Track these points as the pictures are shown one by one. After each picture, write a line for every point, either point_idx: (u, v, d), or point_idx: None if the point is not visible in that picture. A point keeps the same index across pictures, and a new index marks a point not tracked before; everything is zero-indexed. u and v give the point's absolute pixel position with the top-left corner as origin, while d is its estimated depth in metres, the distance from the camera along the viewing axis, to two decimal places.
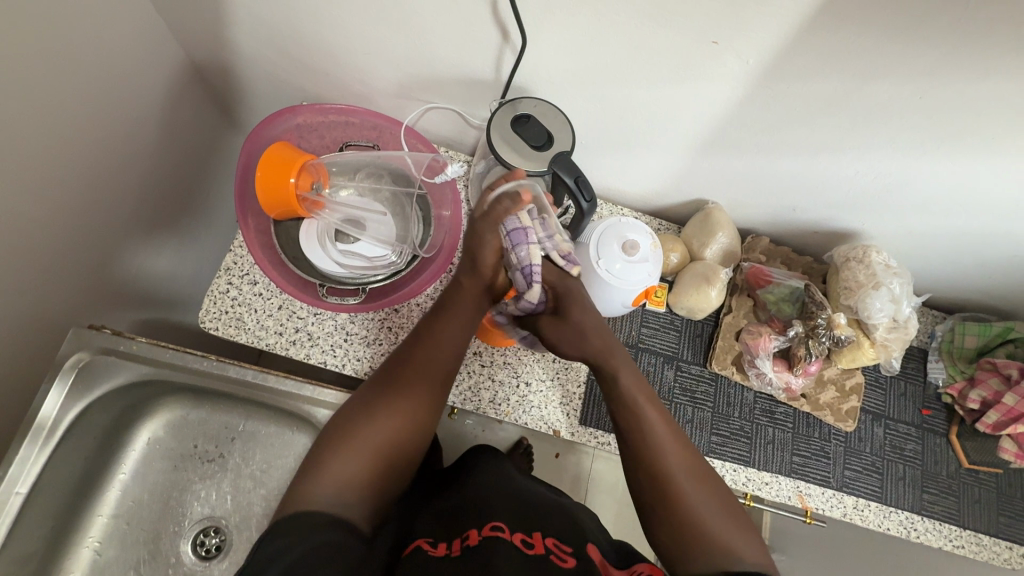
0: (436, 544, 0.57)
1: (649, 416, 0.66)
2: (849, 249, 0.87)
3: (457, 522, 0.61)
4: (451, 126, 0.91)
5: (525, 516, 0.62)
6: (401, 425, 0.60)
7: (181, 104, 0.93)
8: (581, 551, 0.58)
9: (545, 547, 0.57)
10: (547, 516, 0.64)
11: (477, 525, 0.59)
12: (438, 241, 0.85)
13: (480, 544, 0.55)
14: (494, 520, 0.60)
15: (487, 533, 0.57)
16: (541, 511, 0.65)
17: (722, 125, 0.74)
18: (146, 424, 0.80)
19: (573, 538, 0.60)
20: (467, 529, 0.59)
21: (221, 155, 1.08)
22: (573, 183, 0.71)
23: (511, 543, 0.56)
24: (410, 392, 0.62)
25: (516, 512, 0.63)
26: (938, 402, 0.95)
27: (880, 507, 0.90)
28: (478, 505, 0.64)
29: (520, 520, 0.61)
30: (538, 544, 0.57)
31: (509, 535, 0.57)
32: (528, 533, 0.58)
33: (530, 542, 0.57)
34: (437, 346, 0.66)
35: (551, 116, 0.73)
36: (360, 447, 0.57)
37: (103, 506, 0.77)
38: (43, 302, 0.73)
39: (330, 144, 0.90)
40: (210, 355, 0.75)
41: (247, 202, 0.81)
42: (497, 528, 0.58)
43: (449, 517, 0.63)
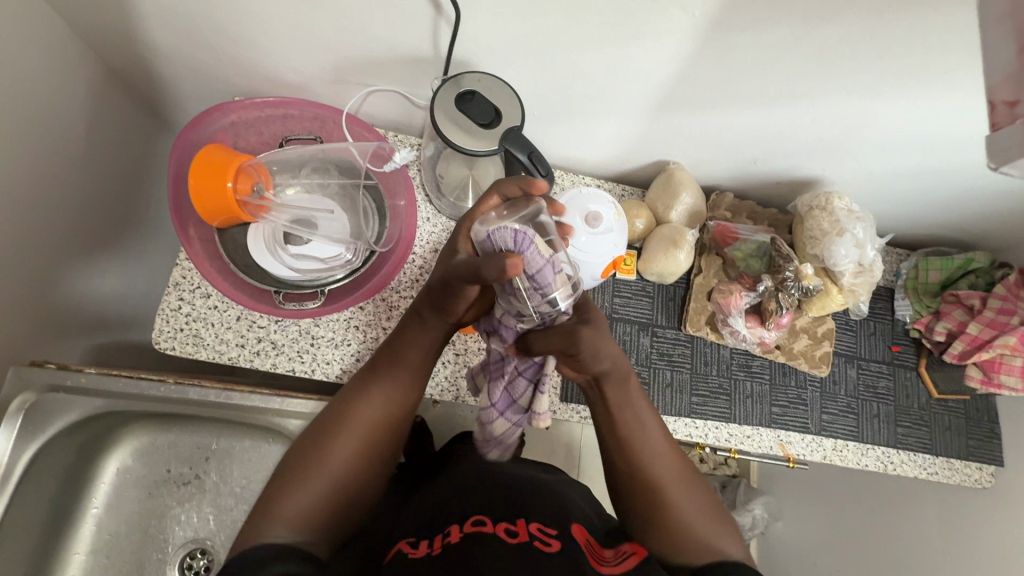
0: (417, 544, 0.56)
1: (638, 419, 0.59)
2: (812, 197, 0.86)
3: (442, 519, 0.60)
4: (397, 109, 0.87)
5: (509, 505, 0.61)
6: (355, 456, 0.57)
7: (103, 112, 0.85)
8: (565, 534, 0.57)
9: (528, 535, 0.55)
10: (531, 502, 0.63)
11: (459, 521, 0.58)
12: (394, 234, 0.82)
13: (463, 538, 0.54)
14: (476, 515, 0.59)
15: (469, 529, 0.56)
16: (527, 498, 0.64)
17: (675, 82, 0.71)
18: (113, 454, 0.76)
19: (558, 522, 0.59)
20: (448, 526, 0.58)
21: (156, 159, 1.01)
22: (528, 159, 0.67)
23: (494, 534, 0.55)
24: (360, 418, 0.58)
25: (501, 503, 0.62)
26: (906, 337, 0.98)
27: (857, 446, 0.93)
28: (462, 498, 0.63)
29: (504, 509, 0.60)
30: (522, 531, 0.56)
31: (492, 528, 0.56)
32: (512, 522, 0.57)
33: (513, 530, 0.56)
34: (407, 364, 0.61)
35: (495, 89, 0.69)
36: (320, 478, 0.54)
37: (77, 543, 0.73)
38: None
39: (269, 140, 0.84)
40: (167, 379, 0.70)
41: (185, 214, 0.76)
42: (481, 521, 0.57)
43: (434, 515, 0.61)
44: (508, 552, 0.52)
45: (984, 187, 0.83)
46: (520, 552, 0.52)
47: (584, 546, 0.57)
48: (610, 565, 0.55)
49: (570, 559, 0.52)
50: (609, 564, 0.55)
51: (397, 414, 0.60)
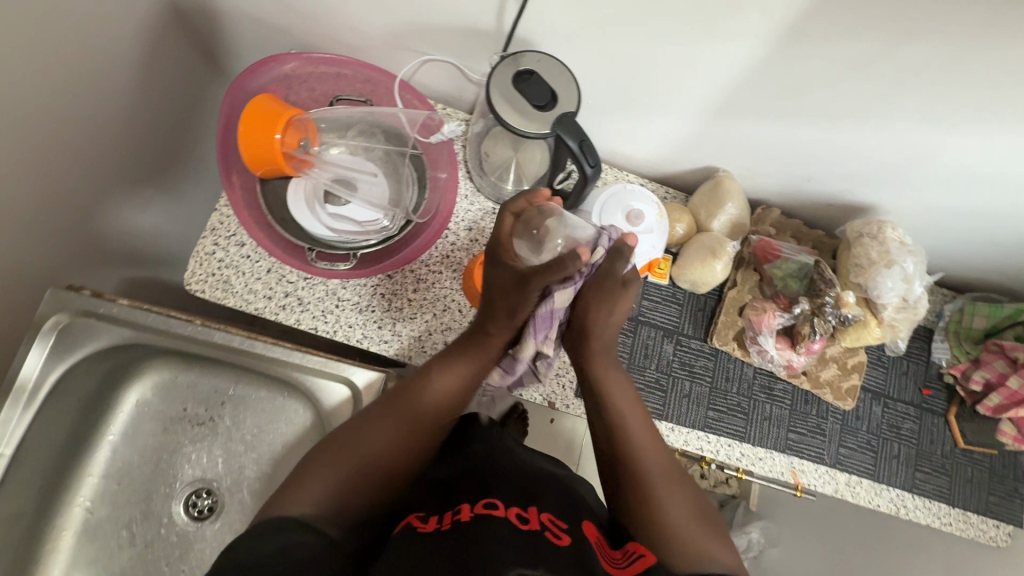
0: (426, 519, 0.56)
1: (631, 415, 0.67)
2: (862, 225, 0.83)
3: (453, 495, 0.59)
4: (450, 82, 0.86)
5: (521, 489, 0.60)
6: (390, 450, 0.62)
7: (162, 50, 0.86)
8: (575, 530, 0.57)
9: (539, 524, 0.55)
10: (545, 491, 0.62)
11: (471, 500, 0.57)
12: (433, 206, 0.81)
13: (470, 519, 0.53)
14: (489, 496, 0.58)
15: (480, 510, 0.55)
16: (542, 487, 0.62)
17: (740, 86, 0.69)
18: (133, 386, 0.77)
19: (568, 516, 0.59)
20: (458, 503, 0.57)
21: (207, 105, 1.02)
22: (579, 148, 0.67)
23: (505, 520, 0.54)
24: (402, 417, 0.65)
25: (515, 487, 0.61)
26: (939, 382, 0.94)
27: (871, 484, 0.90)
28: (472, 476, 0.62)
29: (517, 494, 0.59)
30: (533, 519, 0.55)
31: (504, 512, 0.55)
32: (524, 509, 0.56)
33: (524, 517, 0.55)
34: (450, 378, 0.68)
35: (555, 71, 0.67)
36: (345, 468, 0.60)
37: (92, 467, 0.75)
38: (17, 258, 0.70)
39: (319, 98, 0.83)
40: (195, 319, 0.71)
41: (231, 161, 0.76)
42: (492, 504, 0.56)
43: (447, 488, 0.61)
44: (520, 541, 0.51)
45: None
46: (532, 541, 0.51)
47: (596, 546, 0.57)
48: (620, 566, 0.54)
49: (578, 558, 0.52)
50: (620, 565, 0.55)
51: (435, 417, 0.66)
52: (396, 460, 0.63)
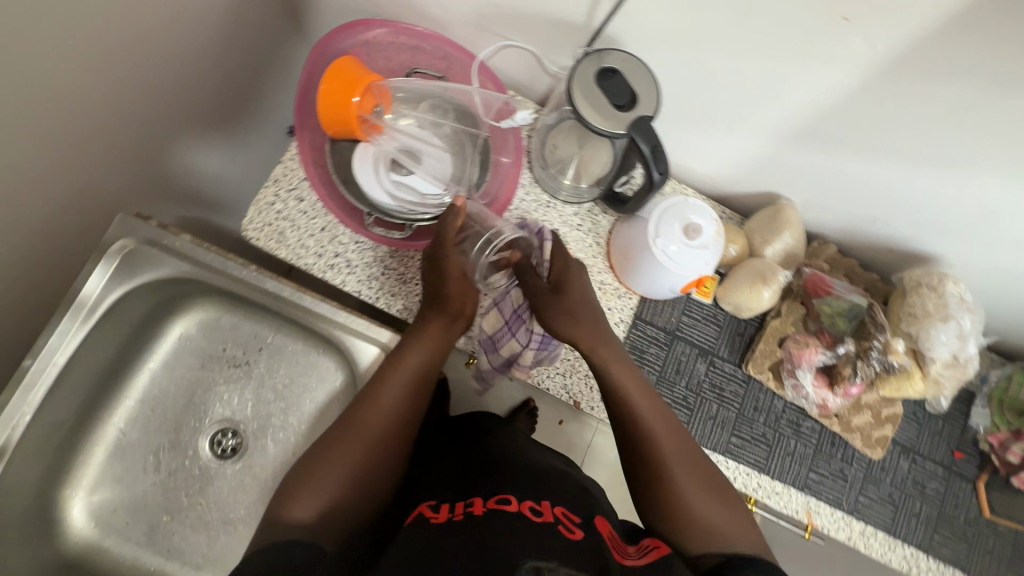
0: (438, 510, 0.58)
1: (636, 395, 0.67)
2: (923, 274, 0.81)
3: (469, 489, 0.61)
4: (525, 70, 0.86)
5: (534, 486, 0.62)
6: (366, 446, 0.63)
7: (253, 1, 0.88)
8: (589, 522, 0.57)
9: (553, 516, 0.55)
10: (560, 487, 0.63)
11: (484, 495, 0.59)
12: (492, 190, 0.82)
13: (484, 513, 0.55)
14: (502, 492, 0.59)
15: (492, 505, 0.56)
16: (556, 484, 0.64)
17: (824, 114, 0.67)
18: (179, 320, 0.80)
19: (582, 510, 0.59)
20: (472, 496, 0.59)
21: (285, 61, 1.04)
22: (650, 153, 0.66)
23: (520, 512, 0.54)
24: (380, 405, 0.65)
25: (528, 483, 0.62)
26: (974, 447, 0.91)
27: (886, 538, 0.88)
28: (488, 475, 0.64)
29: (532, 488, 0.61)
30: (546, 512, 0.56)
31: (517, 506, 0.56)
32: (537, 502, 0.57)
33: (537, 510, 0.56)
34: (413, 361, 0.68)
35: (639, 74, 0.67)
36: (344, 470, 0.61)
37: (131, 390, 0.78)
38: (87, 178, 0.73)
39: (394, 68, 0.84)
40: (251, 265, 0.73)
41: (306, 116, 0.79)
42: (505, 500, 0.57)
43: (463, 482, 0.63)
44: (535, 530, 0.52)
45: None
46: (544, 530, 0.52)
47: (607, 537, 0.57)
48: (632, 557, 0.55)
49: (593, 547, 0.52)
50: (630, 556, 0.55)
51: (411, 396, 0.67)
52: (375, 451, 0.63)
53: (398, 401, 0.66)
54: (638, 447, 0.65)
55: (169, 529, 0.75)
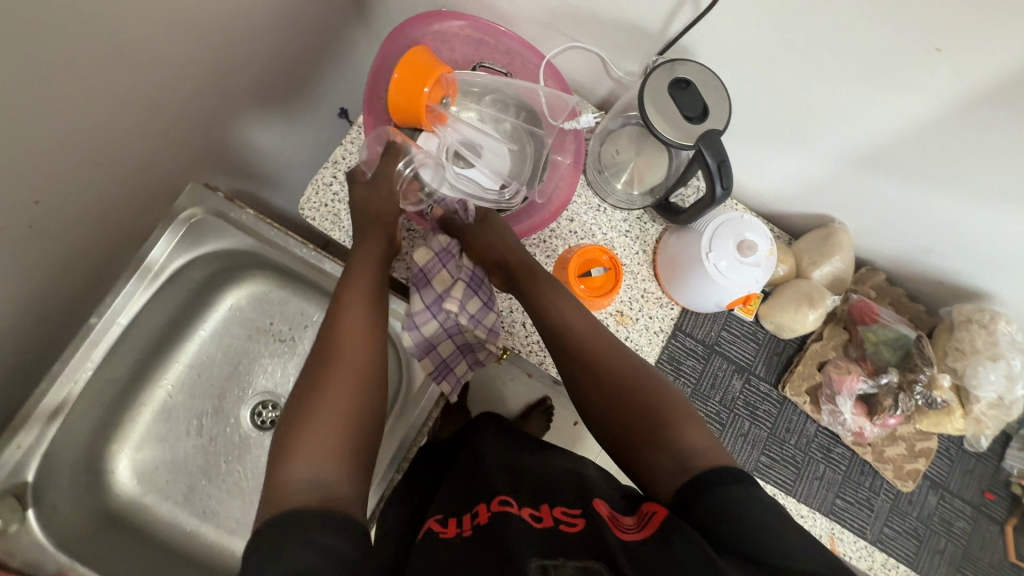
0: (447, 523, 0.57)
1: (578, 327, 0.67)
2: (974, 310, 0.79)
3: (476, 497, 0.60)
4: (589, 72, 0.86)
5: (531, 491, 0.60)
6: (344, 378, 0.56)
7: None
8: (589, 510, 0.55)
9: (552, 518, 0.54)
10: (557, 485, 0.61)
11: (488, 500, 0.59)
12: (547, 189, 0.83)
13: (488, 522, 0.54)
14: (503, 495, 0.59)
15: (496, 508, 0.56)
16: (552, 484, 0.62)
17: (895, 142, 0.67)
18: (231, 291, 0.82)
19: (580, 499, 0.57)
20: (478, 504, 0.58)
21: (348, 44, 1.05)
22: (716, 167, 0.66)
23: (519, 516, 0.54)
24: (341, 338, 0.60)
25: (525, 489, 0.61)
26: (1005, 490, 0.91)
27: (908, 572, 0.87)
28: (491, 484, 0.62)
29: (530, 495, 0.59)
30: (546, 515, 0.54)
31: (518, 509, 0.55)
32: (537, 508, 0.56)
33: (539, 517, 0.54)
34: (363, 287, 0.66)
35: (712, 87, 0.67)
36: (326, 423, 0.53)
37: (181, 355, 0.80)
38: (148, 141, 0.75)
39: (459, 60, 0.85)
40: (311, 244, 0.73)
41: (373, 103, 0.80)
42: (507, 502, 0.57)
43: (466, 492, 0.63)
44: (531, 534, 0.50)
45: None
46: (544, 536, 0.51)
47: (607, 515, 0.54)
48: (630, 529, 0.51)
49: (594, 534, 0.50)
50: (627, 529, 0.52)
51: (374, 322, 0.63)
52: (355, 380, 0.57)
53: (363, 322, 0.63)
54: (597, 387, 0.62)
55: (206, 492, 0.78)
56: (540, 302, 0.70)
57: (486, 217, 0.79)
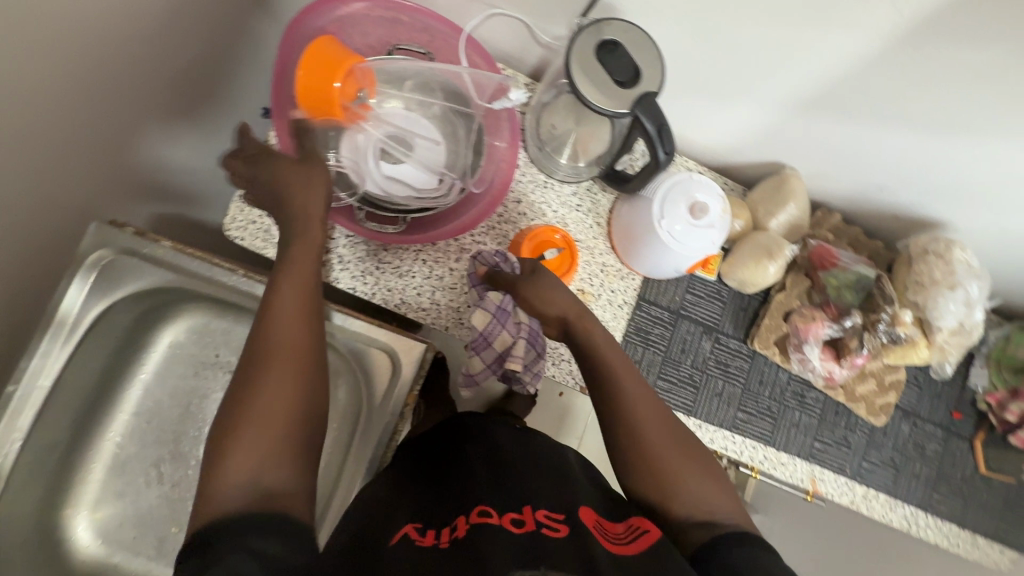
0: (424, 532, 0.53)
1: (619, 364, 0.62)
2: (930, 241, 0.79)
3: (454, 506, 0.57)
4: (515, 41, 0.80)
5: (513, 492, 0.57)
6: (287, 376, 0.50)
7: None
8: (573, 517, 0.54)
9: (535, 522, 0.52)
10: (540, 484, 0.59)
11: (466, 511, 0.55)
12: (488, 175, 0.77)
13: (467, 535, 0.50)
14: (481, 504, 0.55)
15: (475, 520, 0.52)
16: (534, 481, 0.60)
17: (839, 79, 0.64)
18: (167, 328, 0.76)
19: (564, 504, 0.56)
20: (455, 517, 0.54)
21: (257, 38, 0.96)
22: (655, 131, 0.63)
23: (498, 526, 0.51)
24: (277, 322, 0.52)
25: (506, 491, 0.58)
26: (971, 407, 0.93)
27: (887, 499, 0.90)
28: (467, 488, 0.59)
29: (511, 497, 0.56)
30: (528, 520, 0.52)
31: (498, 519, 0.52)
32: (519, 511, 0.53)
33: (519, 520, 0.52)
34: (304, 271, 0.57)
35: (641, 45, 0.62)
36: (264, 424, 0.47)
37: (123, 404, 0.75)
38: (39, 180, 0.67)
39: (375, 44, 0.78)
40: (239, 270, 0.68)
41: (283, 100, 0.70)
42: (486, 513, 0.53)
43: (443, 496, 0.59)
44: (516, 543, 0.48)
45: None
46: (528, 541, 0.48)
47: (594, 526, 0.53)
48: (623, 541, 0.51)
49: (579, 543, 0.49)
50: (622, 541, 0.51)
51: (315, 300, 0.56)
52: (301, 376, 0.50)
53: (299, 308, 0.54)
54: (620, 430, 0.59)
55: (177, 540, 0.74)
56: (586, 336, 0.65)
57: (537, 270, 0.71)
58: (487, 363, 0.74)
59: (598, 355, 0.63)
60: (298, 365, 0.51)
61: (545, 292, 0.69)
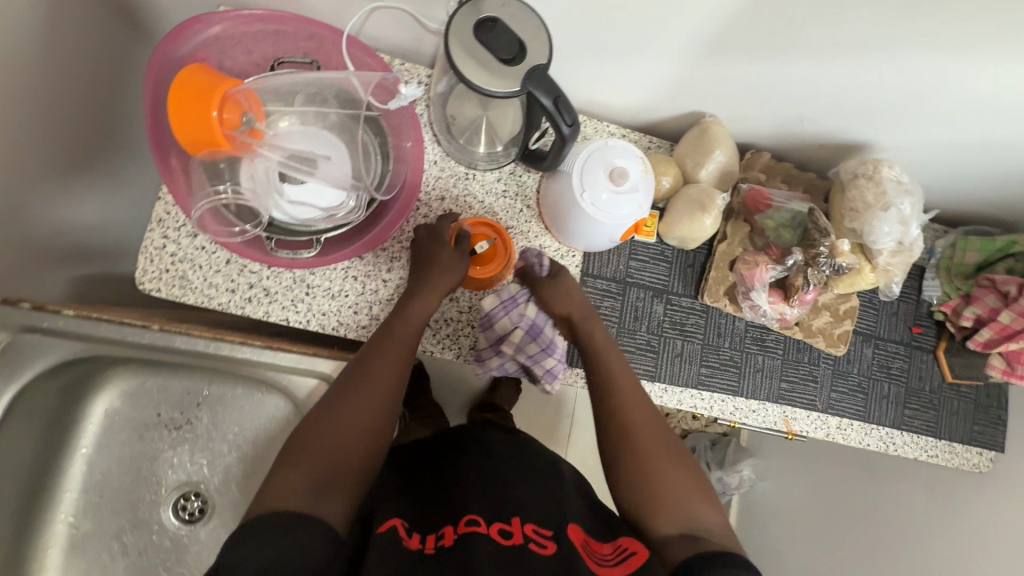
0: (410, 534, 0.51)
1: (612, 364, 0.66)
2: (858, 165, 0.79)
3: (439, 513, 0.54)
4: (406, 33, 0.77)
5: (502, 498, 0.55)
6: (354, 429, 0.55)
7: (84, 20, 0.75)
8: (561, 532, 0.52)
9: (523, 535, 0.50)
10: (528, 492, 0.56)
11: (453, 520, 0.52)
12: (398, 179, 0.75)
13: (455, 545, 0.48)
14: (471, 512, 0.52)
15: (463, 530, 0.49)
16: (523, 488, 0.57)
17: (733, 20, 0.62)
18: (99, 397, 0.73)
19: (551, 516, 0.54)
20: (443, 525, 0.51)
21: (142, 74, 0.90)
22: (552, 104, 0.60)
23: (489, 539, 0.48)
24: (358, 391, 0.58)
25: (495, 495, 0.55)
26: (929, 319, 0.94)
27: (862, 425, 0.91)
28: (455, 488, 0.57)
29: (500, 504, 0.54)
30: (517, 532, 0.50)
31: (487, 530, 0.50)
32: (508, 522, 0.51)
33: (507, 531, 0.50)
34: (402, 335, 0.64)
35: (521, 17, 0.59)
36: (319, 450, 0.53)
37: (69, 481, 0.72)
38: None
39: (260, 62, 0.74)
40: (151, 325, 0.66)
41: (164, 141, 0.67)
42: (474, 521, 0.51)
43: (432, 500, 0.56)
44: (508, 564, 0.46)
45: None
46: (516, 560, 0.47)
47: (582, 545, 0.52)
48: (608, 563, 0.50)
49: (567, 562, 0.47)
50: (607, 563, 0.50)
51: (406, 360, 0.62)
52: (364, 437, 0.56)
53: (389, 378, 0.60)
54: (612, 431, 0.62)
55: None
56: (590, 340, 0.69)
57: (561, 273, 0.75)
58: (490, 342, 0.77)
59: (599, 356, 0.68)
60: (360, 403, 0.57)
61: (556, 289, 0.73)
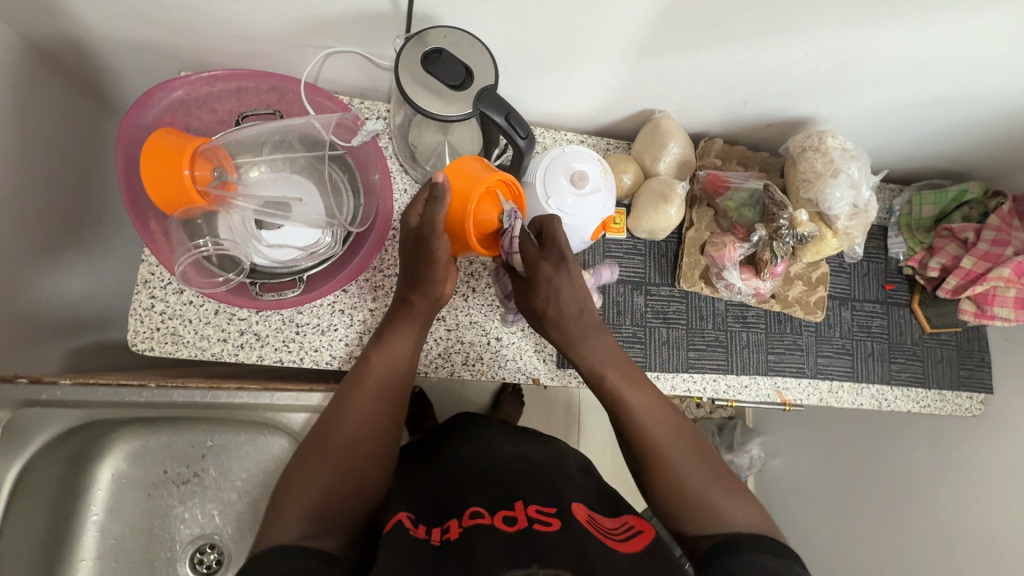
0: (416, 525, 0.53)
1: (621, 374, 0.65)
2: (803, 139, 0.83)
3: (446, 508, 0.56)
4: (361, 73, 0.80)
5: (504, 488, 0.57)
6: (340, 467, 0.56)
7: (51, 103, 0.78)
8: (564, 510, 0.53)
9: (527, 518, 0.51)
10: (532, 481, 0.58)
11: (459, 513, 0.54)
12: (370, 210, 0.78)
13: (460, 536, 0.50)
14: (473, 505, 0.54)
15: (468, 522, 0.51)
16: (525, 477, 0.59)
17: (660, 22, 0.66)
18: (105, 462, 0.74)
19: (556, 498, 0.55)
20: (447, 519, 0.54)
21: (113, 146, 0.93)
22: (504, 121, 0.63)
23: (491, 526, 0.50)
24: (345, 426, 0.58)
25: (499, 487, 0.57)
26: (900, 275, 0.98)
27: (852, 386, 0.94)
28: (466, 487, 0.59)
29: (501, 495, 0.56)
30: (521, 516, 0.51)
31: (490, 518, 0.52)
32: (510, 508, 0.53)
33: (511, 517, 0.51)
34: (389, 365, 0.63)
35: (465, 45, 0.63)
36: (310, 483, 0.54)
37: (83, 550, 0.72)
38: None
39: (225, 118, 0.77)
40: (148, 383, 0.67)
41: (142, 205, 0.70)
42: (479, 512, 0.53)
43: (439, 495, 0.59)
44: (511, 542, 0.47)
45: (978, 114, 0.82)
46: (520, 538, 0.48)
47: (587, 521, 0.53)
48: (616, 538, 0.51)
49: (572, 538, 0.48)
50: (617, 538, 0.51)
51: (395, 392, 0.63)
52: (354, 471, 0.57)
53: (373, 415, 0.60)
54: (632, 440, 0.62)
55: None
56: (590, 349, 0.66)
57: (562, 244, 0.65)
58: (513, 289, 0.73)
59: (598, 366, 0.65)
60: (346, 441, 0.58)
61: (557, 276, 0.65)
